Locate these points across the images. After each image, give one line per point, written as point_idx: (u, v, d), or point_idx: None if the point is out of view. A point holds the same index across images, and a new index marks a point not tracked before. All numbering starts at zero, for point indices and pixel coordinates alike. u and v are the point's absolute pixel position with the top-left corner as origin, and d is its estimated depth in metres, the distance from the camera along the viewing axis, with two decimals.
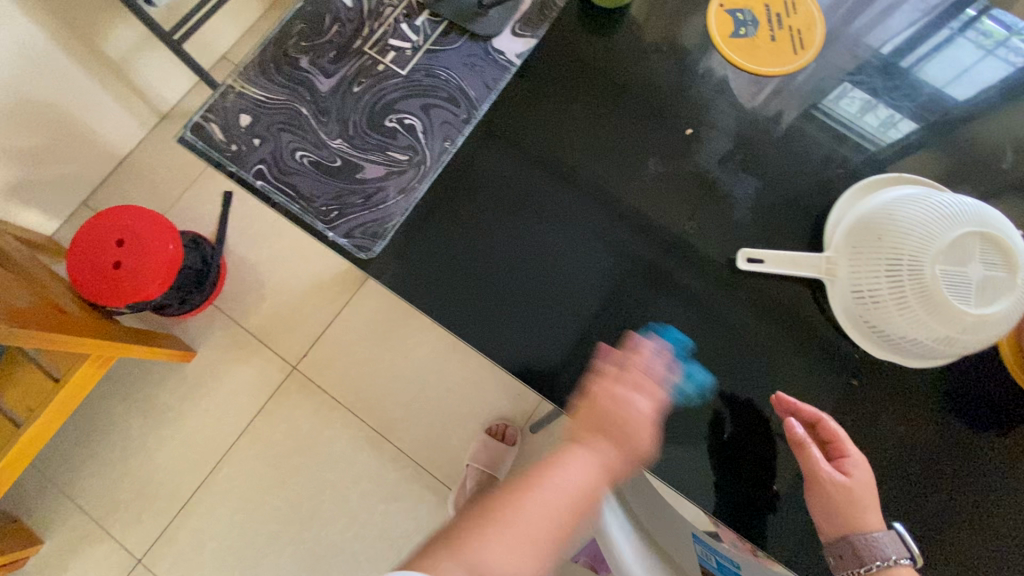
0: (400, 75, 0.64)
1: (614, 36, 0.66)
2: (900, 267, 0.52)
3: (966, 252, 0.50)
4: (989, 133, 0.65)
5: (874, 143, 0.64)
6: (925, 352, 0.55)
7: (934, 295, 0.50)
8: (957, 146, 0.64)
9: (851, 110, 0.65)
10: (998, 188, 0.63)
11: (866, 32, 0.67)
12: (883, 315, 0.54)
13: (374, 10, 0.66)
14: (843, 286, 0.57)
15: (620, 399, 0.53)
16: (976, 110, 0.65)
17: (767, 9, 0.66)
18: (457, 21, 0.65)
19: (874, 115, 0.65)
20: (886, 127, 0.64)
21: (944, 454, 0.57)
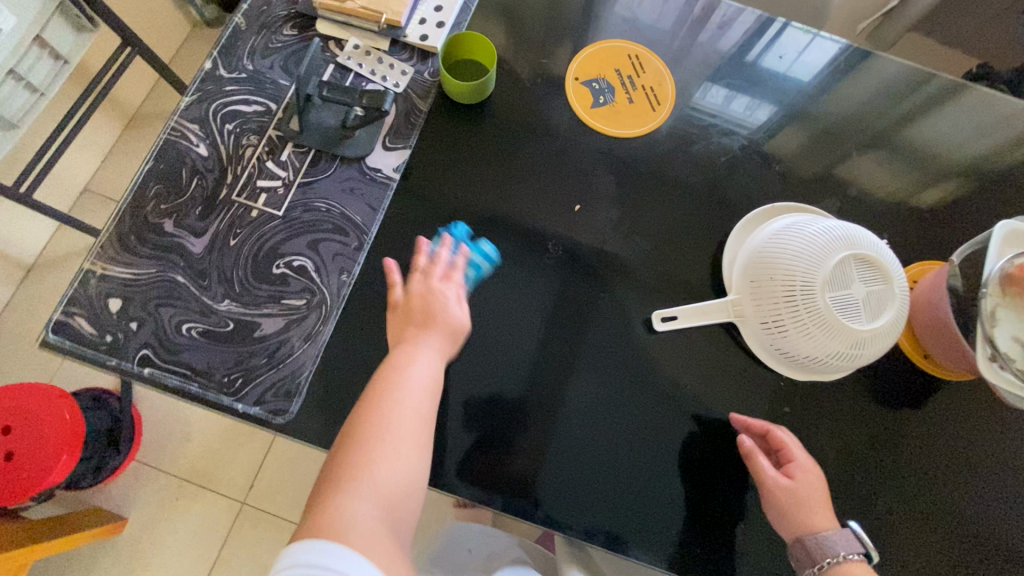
0: (278, 216, 0.61)
1: (484, 128, 0.67)
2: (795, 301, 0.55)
3: (847, 275, 0.54)
4: (836, 147, 0.72)
5: (748, 128, 0.70)
6: (838, 369, 0.59)
7: (831, 320, 0.54)
8: (838, 165, 0.71)
9: (697, 114, 0.70)
10: (857, 194, 0.70)
11: (711, 75, 0.72)
12: (793, 345, 0.57)
13: (234, 153, 0.63)
14: (753, 322, 0.60)
15: (426, 293, 0.56)
16: (820, 127, 0.72)
17: (618, 74, 0.70)
18: (325, 147, 0.63)
19: (743, 101, 0.72)
20: (756, 112, 0.71)
21: (878, 448, 0.62)
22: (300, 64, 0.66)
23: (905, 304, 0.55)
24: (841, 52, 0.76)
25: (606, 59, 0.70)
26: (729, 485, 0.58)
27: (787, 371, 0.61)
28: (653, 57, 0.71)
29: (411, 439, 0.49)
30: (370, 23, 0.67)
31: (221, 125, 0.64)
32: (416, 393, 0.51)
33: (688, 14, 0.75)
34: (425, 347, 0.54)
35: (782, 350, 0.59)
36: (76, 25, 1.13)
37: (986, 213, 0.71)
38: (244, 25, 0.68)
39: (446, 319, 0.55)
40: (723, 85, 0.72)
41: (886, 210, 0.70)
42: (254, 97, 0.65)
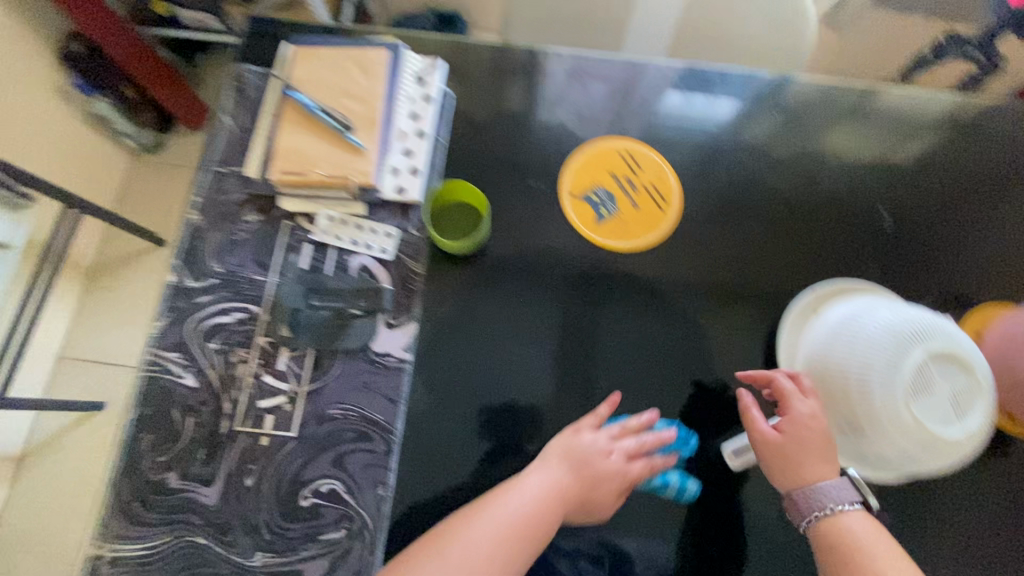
0: (291, 437, 0.55)
1: (492, 276, 0.61)
2: (875, 410, 0.50)
3: (930, 375, 0.49)
4: (859, 202, 0.67)
5: (718, 125, 0.68)
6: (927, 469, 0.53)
7: (923, 428, 0.48)
8: (820, 141, 0.69)
9: (661, 124, 0.68)
10: (892, 248, 0.65)
11: (706, 149, 0.67)
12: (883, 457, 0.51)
13: (224, 376, 0.56)
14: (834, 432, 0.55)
15: (562, 436, 0.52)
16: (834, 179, 0.68)
17: (616, 179, 0.65)
18: (323, 344, 0.57)
19: (704, 99, 0.69)
20: (721, 103, 0.68)
21: (1001, 530, 0.58)
22: (273, 252, 0.60)
23: (992, 395, 0.50)
24: (834, 84, 0.69)
25: (598, 166, 0.66)
26: (770, 529, 0.56)
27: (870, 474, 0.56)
28: (645, 151, 0.66)
29: (500, 542, 0.46)
30: (338, 188, 0.60)
31: (203, 346, 0.57)
32: (513, 505, 0.48)
33: (661, 86, 0.69)
34: (543, 462, 0.52)
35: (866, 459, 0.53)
36: (10, 206, 1.05)
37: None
38: (201, 221, 0.61)
39: (563, 460, 0.52)
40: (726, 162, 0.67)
41: (930, 257, 0.65)
42: (232, 304, 0.58)
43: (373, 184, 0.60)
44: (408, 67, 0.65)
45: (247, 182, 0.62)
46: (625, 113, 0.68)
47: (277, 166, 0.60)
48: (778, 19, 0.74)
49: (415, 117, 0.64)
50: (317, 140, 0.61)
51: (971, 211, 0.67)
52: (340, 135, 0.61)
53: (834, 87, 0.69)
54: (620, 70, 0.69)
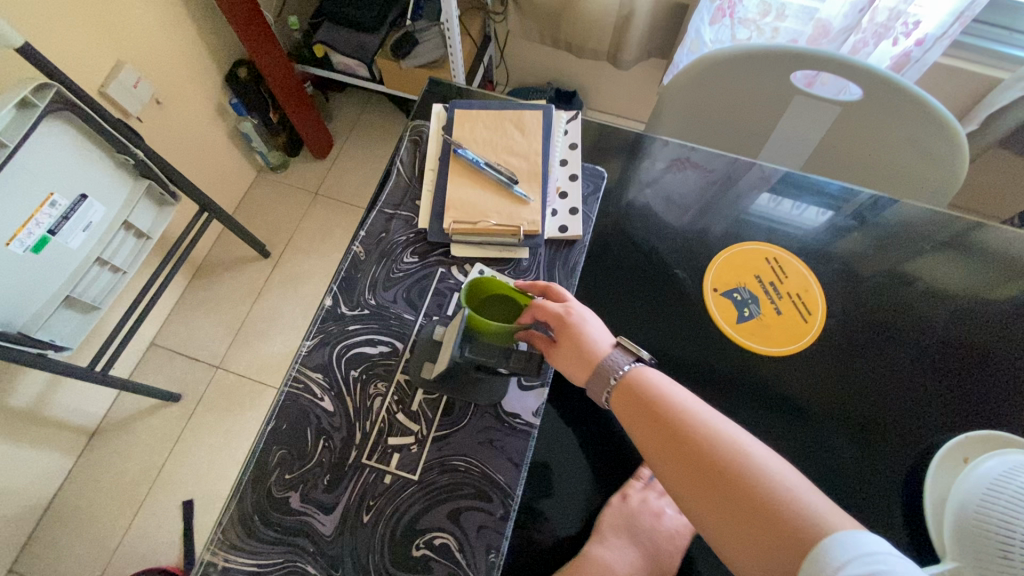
0: (414, 480, 0.55)
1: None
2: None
3: None
4: (1006, 352, 0.67)
5: (805, 228, 0.73)
6: None
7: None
8: (904, 264, 0.72)
9: (754, 218, 0.73)
10: None
11: (838, 260, 0.71)
12: None
13: (360, 405, 0.58)
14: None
15: (655, 511, 0.54)
16: (974, 324, 0.69)
17: (759, 282, 0.68)
18: (458, 393, 0.57)
19: (790, 203, 0.74)
20: (808, 212, 0.74)
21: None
22: (425, 294, 0.63)
23: None
24: (935, 215, 0.75)
25: (740, 266, 0.69)
26: None
27: None
28: (793, 260, 0.70)
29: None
30: (507, 235, 0.64)
31: (345, 371, 0.59)
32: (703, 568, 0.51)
33: (757, 186, 0.75)
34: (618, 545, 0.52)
35: None
36: (158, 202, 1.16)
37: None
38: (363, 253, 0.65)
39: (665, 542, 0.53)
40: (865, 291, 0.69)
41: None
42: (379, 336, 0.61)
43: (539, 233, 0.65)
44: (558, 122, 0.73)
45: (410, 225, 0.67)
46: (712, 210, 0.74)
47: (452, 215, 0.64)
48: (929, 152, 0.76)
49: (572, 176, 0.70)
50: (485, 198, 0.66)
51: None
52: (505, 187, 0.66)
53: (938, 215, 0.75)
54: (721, 165, 0.76)
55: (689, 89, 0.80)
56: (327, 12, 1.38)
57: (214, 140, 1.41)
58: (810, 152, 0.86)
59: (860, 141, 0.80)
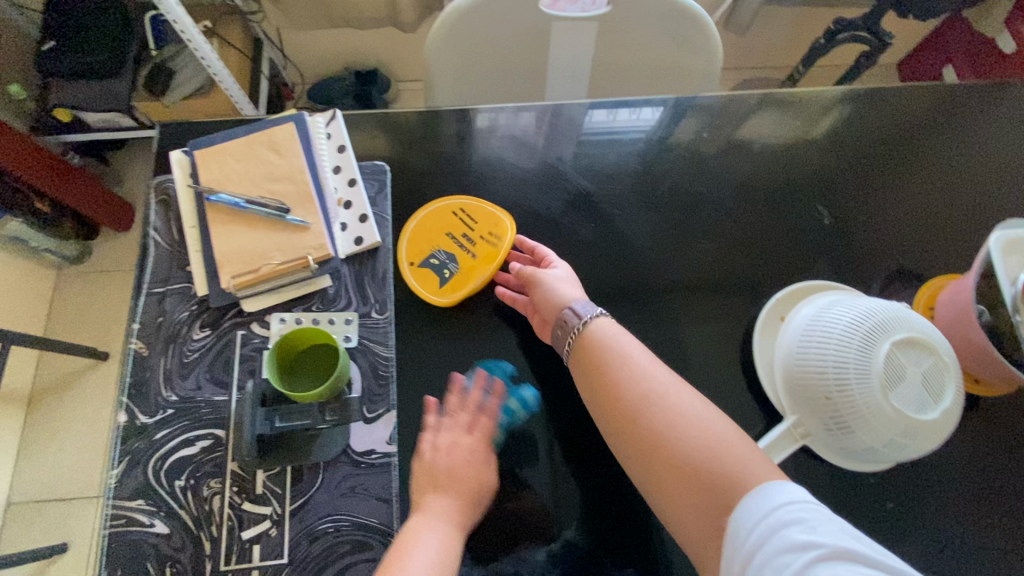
0: (285, 565, 0.50)
1: (478, 350, 0.60)
2: (862, 415, 0.51)
3: (899, 366, 0.51)
4: (797, 203, 0.72)
5: (640, 132, 0.73)
6: (911, 455, 0.53)
7: (907, 420, 0.50)
8: (739, 127, 0.75)
9: (592, 133, 0.73)
10: (837, 240, 0.71)
11: (635, 170, 0.71)
12: (862, 446, 0.53)
13: (199, 513, 0.52)
14: (830, 440, 0.55)
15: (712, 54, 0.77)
16: (767, 187, 0.73)
17: (452, 238, 0.64)
18: (297, 459, 0.53)
19: (625, 110, 0.74)
20: (643, 114, 0.74)
21: (1019, 498, 0.59)
22: (230, 367, 0.56)
23: (959, 375, 0.53)
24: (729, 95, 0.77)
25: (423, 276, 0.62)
26: None
27: (867, 465, 0.57)
28: (479, 203, 0.66)
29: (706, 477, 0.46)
30: (297, 270, 0.58)
31: (170, 484, 0.53)
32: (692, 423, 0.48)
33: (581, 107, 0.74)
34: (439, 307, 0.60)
35: (858, 451, 0.54)
36: None
37: (939, 201, 0.74)
38: (145, 350, 0.57)
39: None
40: (672, 192, 0.71)
41: (864, 246, 0.71)
42: (194, 432, 0.54)
43: (332, 254, 0.59)
44: (316, 128, 0.66)
45: (191, 297, 0.59)
46: (556, 136, 0.72)
47: (227, 272, 0.57)
48: (684, 40, 0.78)
49: (351, 182, 0.64)
50: (259, 238, 0.59)
51: (888, 192, 0.74)
52: (279, 220, 0.59)
53: (727, 95, 0.77)
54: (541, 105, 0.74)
55: (448, 48, 0.76)
56: (47, 69, 1.14)
57: None
58: (591, 70, 0.85)
59: (627, 48, 0.81)
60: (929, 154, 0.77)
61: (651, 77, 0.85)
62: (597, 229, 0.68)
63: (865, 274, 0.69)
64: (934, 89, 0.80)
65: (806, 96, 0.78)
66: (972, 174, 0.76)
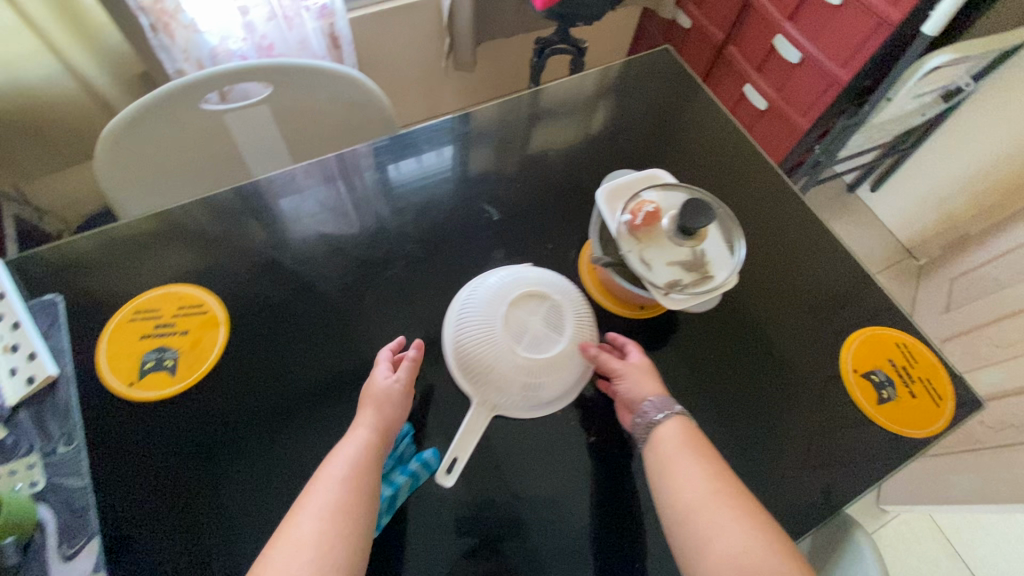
0: None
1: (184, 440, 0.62)
2: (504, 368, 0.64)
3: (522, 323, 0.65)
4: (475, 210, 0.82)
5: (442, 170, 0.86)
6: (567, 384, 0.67)
7: (534, 360, 0.63)
8: (412, 161, 0.85)
9: (274, 204, 0.79)
10: (513, 229, 0.81)
11: (321, 226, 0.78)
12: (529, 395, 0.65)
13: None
14: (507, 401, 0.65)
15: None
16: (446, 204, 0.83)
17: (150, 335, 0.66)
18: None
19: (428, 157, 0.86)
20: (438, 157, 0.87)
21: (680, 391, 0.72)
22: None
23: (571, 310, 0.69)
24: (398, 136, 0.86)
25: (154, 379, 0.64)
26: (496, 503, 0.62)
27: (551, 408, 0.68)
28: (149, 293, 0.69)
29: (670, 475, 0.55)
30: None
31: None
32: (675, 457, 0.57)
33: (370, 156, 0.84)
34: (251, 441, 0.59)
35: (534, 400, 0.66)
36: None
37: (590, 172, 0.88)
38: None
39: None
40: (369, 237, 0.79)
41: (537, 226, 0.82)
42: None
43: None
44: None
45: None
46: (364, 203, 0.82)
47: None
48: (347, 101, 0.87)
49: (14, 325, 0.63)
50: None
51: (548, 177, 0.87)
52: None
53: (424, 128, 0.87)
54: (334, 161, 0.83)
55: (119, 167, 0.78)
56: None
57: None
58: (281, 147, 0.91)
59: (303, 120, 0.89)
60: (576, 137, 0.91)
61: (341, 138, 0.94)
62: (292, 288, 0.73)
63: (541, 249, 0.80)
64: (580, 81, 0.95)
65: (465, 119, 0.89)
66: (620, 145, 0.91)
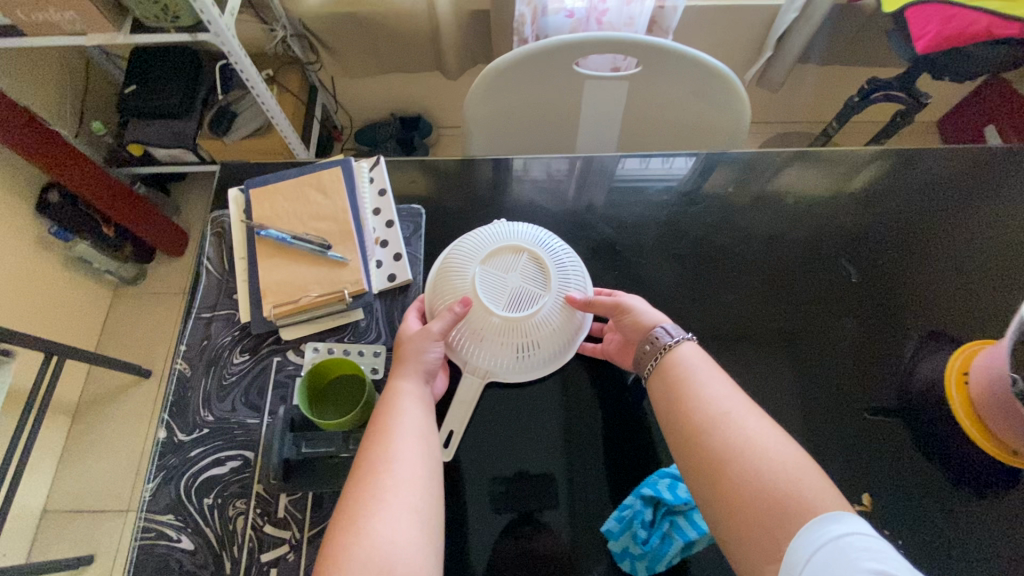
0: None
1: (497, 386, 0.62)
2: (486, 330, 0.58)
3: (497, 281, 0.58)
4: (822, 258, 0.73)
5: (676, 181, 0.76)
6: (562, 313, 0.60)
7: (512, 317, 0.57)
8: (764, 183, 0.77)
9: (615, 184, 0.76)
10: (862, 297, 0.70)
11: (657, 220, 0.74)
12: (526, 344, 0.59)
13: (224, 532, 0.54)
14: (498, 363, 0.60)
15: None
16: (789, 242, 0.74)
17: None
18: (320, 486, 0.55)
19: (658, 160, 0.77)
20: (676, 164, 0.77)
21: None
22: (264, 391, 0.60)
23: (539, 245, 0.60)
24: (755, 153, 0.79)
25: None
26: None
27: (549, 361, 0.61)
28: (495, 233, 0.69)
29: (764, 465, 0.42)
30: (332, 303, 0.62)
31: (199, 502, 0.55)
32: (752, 434, 0.44)
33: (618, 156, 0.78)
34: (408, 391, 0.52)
35: (529, 349, 0.60)
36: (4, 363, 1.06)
37: (969, 261, 0.73)
38: (189, 371, 0.61)
39: None
40: (696, 247, 0.73)
41: (889, 303, 0.70)
42: (225, 452, 0.57)
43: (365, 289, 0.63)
44: (360, 172, 0.71)
45: (235, 323, 0.63)
46: (588, 183, 0.76)
47: (270, 300, 0.61)
48: (712, 99, 0.81)
49: (388, 223, 0.68)
50: (300, 272, 0.63)
51: (917, 251, 0.73)
52: (319, 255, 0.64)
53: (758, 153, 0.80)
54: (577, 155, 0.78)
55: (487, 105, 0.82)
56: (130, 109, 1.26)
57: (51, 275, 1.30)
58: (619, 125, 0.89)
59: (655, 105, 0.85)
60: (963, 215, 0.76)
61: (679, 131, 0.89)
62: (618, 275, 0.70)
63: (892, 332, 0.68)
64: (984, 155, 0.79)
65: (830, 155, 0.79)
66: (1010, 241, 0.74)
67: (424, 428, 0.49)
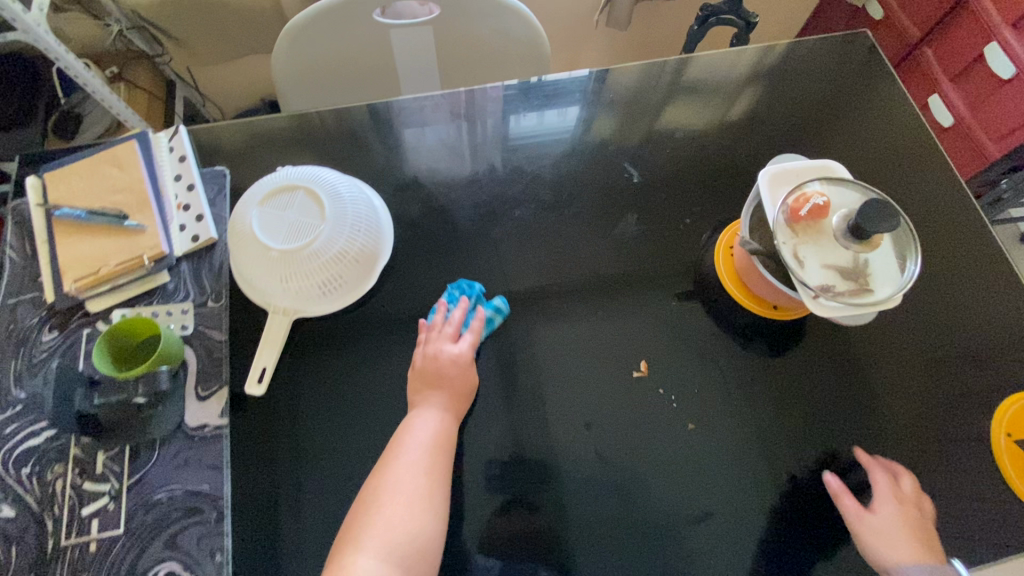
0: (122, 532, 0.55)
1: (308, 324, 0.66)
2: (273, 267, 0.62)
3: (275, 221, 0.62)
4: (615, 165, 0.78)
5: (569, 129, 0.80)
6: (347, 242, 0.64)
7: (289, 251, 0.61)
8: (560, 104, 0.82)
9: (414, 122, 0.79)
10: (650, 194, 0.76)
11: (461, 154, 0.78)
12: (317, 275, 0.63)
13: (44, 495, 0.56)
14: (301, 296, 0.64)
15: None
16: (585, 154, 0.79)
17: None
18: (133, 437, 0.58)
19: (553, 112, 0.81)
20: (569, 114, 0.81)
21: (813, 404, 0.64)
22: (74, 363, 0.61)
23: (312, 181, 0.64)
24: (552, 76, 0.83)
25: None
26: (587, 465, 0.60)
27: (352, 285, 0.66)
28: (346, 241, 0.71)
29: None
30: (134, 270, 0.64)
31: (16, 473, 0.57)
32: None
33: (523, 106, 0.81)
34: (416, 459, 0.56)
35: (326, 280, 0.64)
36: None
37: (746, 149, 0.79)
38: None
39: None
40: (503, 175, 0.77)
41: (675, 196, 0.76)
42: (39, 424, 0.59)
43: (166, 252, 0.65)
44: (159, 145, 0.72)
45: (41, 304, 0.64)
46: (395, 125, 0.79)
47: (70, 277, 0.63)
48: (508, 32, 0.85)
49: (189, 187, 0.70)
50: (97, 245, 0.64)
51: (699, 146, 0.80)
52: (116, 226, 0.65)
53: (644, 77, 0.83)
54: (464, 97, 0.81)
55: (291, 63, 0.83)
56: None
57: None
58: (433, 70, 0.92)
59: (460, 46, 0.88)
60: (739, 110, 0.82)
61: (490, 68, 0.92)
62: (425, 209, 0.75)
63: (676, 221, 0.74)
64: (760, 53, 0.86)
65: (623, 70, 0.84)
66: (789, 128, 0.81)
67: (424, 481, 0.55)
